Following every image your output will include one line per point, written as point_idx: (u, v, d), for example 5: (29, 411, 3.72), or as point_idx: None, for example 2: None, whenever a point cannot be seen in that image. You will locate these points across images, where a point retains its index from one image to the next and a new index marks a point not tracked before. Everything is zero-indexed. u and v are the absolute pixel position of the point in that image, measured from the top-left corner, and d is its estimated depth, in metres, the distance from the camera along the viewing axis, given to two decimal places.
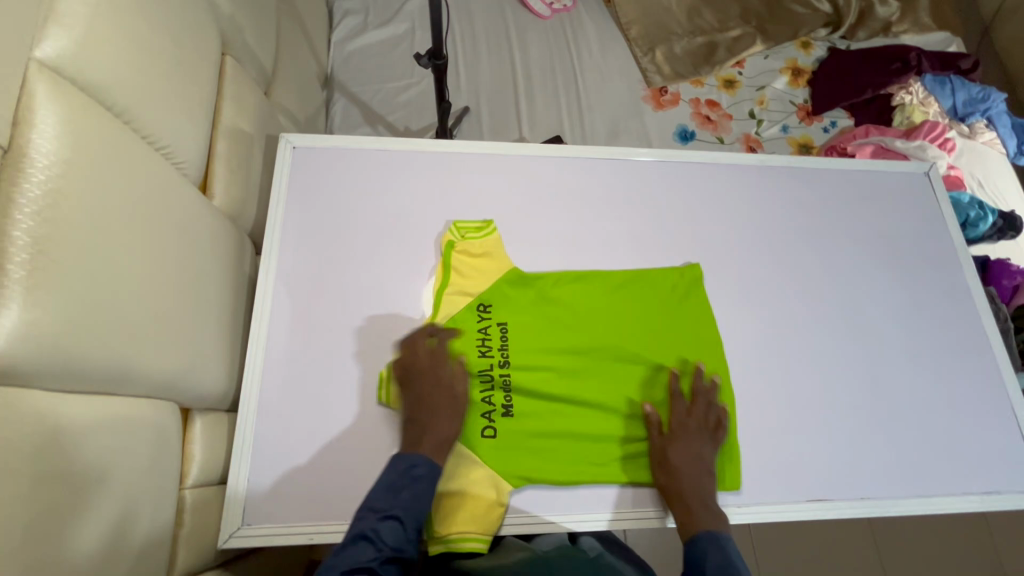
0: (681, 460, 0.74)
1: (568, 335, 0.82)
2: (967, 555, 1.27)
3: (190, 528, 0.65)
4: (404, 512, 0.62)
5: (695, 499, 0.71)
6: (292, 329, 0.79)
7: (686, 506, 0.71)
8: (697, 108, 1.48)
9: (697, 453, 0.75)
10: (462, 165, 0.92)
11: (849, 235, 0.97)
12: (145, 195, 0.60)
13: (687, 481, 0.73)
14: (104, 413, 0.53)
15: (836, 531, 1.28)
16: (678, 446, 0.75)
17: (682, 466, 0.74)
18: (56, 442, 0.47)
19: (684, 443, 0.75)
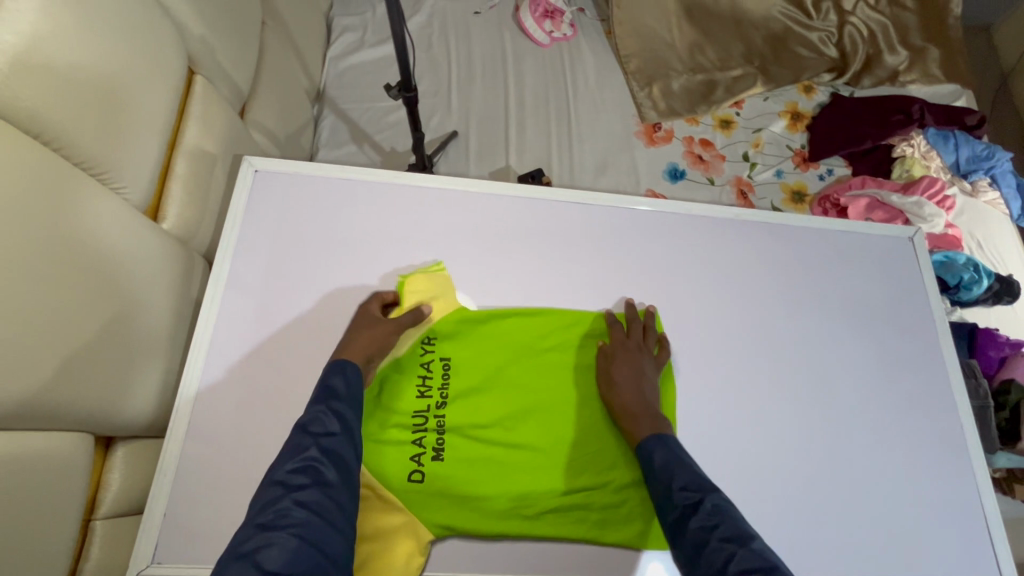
0: (623, 379, 0.78)
1: (508, 373, 0.81)
2: None
3: (94, 562, 0.63)
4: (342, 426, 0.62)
5: (643, 415, 0.74)
6: (231, 357, 0.77)
7: (635, 420, 0.74)
8: (690, 147, 1.46)
9: (640, 372, 0.78)
10: (426, 198, 0.91)
11: (823, 297, 0.93)
12: (71, 221, 0.59)
13: (631, 397, 0.76)
14: (0, 449, 0.52)
15: None
16: (620, 366, 0.79)
17: (625, 382, 0.77)
18: None
19: (625, 366, 0.79)
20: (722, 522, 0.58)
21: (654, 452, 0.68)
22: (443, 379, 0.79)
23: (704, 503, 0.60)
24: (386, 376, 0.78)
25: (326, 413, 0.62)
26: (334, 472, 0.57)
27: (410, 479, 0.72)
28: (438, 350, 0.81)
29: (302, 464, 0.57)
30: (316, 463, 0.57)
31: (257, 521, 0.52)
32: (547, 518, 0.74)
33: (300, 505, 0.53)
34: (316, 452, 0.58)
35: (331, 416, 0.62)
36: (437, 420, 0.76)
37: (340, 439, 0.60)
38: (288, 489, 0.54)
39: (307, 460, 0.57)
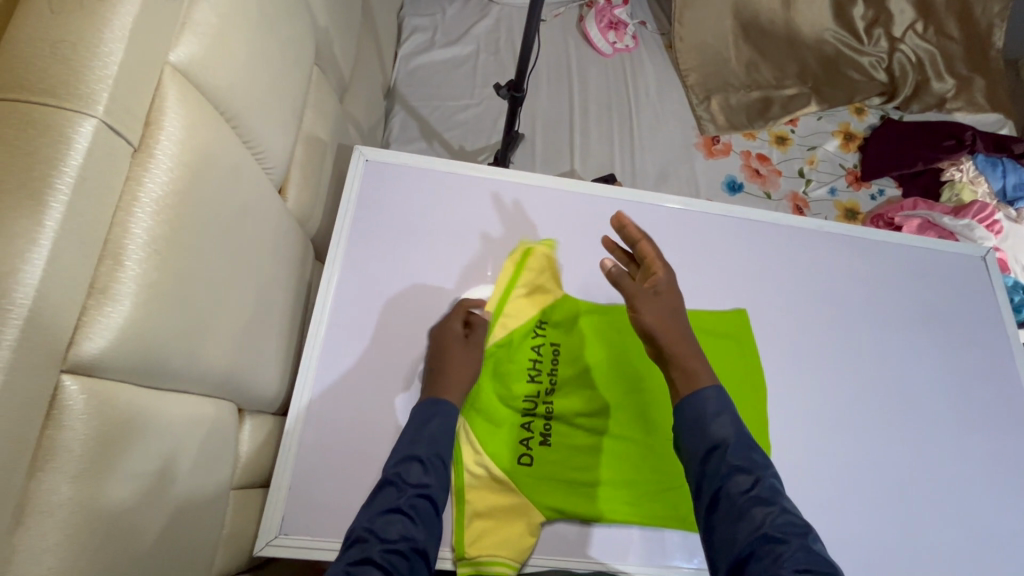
0: (656, 313, 0.65)
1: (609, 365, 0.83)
2: None
3: (230, 532, 0.65)
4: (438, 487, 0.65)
5: (681, 359, 0.63)
6: (347, 341, 0.79)
7: (680, 364, 0.63)
8: (747, 160, 1.50)
9: (672, 311, 0.66)
10: (526, 195, 0.93)
11: (902, 310, 0.97)
12: (241, 196, 0.61)
13: (670, 333, 0.64)
14: (188, 413, 0.54)
15: None
16: (655, 294, 0.67)
17: (660, 313, 0.65)
18: (147, 442, 0.47)
19: (654, 305, 0.66)
20: (778, 506, 0.54)
21: (705, 401, 0.60)
22: (551, 366, 0.82)
23: (760, 483, 0.55)
24: (499, 360, 0.81)
25: (419, 465, 0.66)
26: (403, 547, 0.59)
27: (519, 462, 0.76)
28: (546, 337, 0.84)
29: (390, 516, 0.61)
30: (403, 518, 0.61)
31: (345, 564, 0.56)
32: (649, 504, 0.77)
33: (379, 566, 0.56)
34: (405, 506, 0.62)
35: (420, 472, 0.65)
36: (546, 407, 0.79)
37: (431, 494, 0.64)
38: (376, 541, 0.58)
39: (397, 512, 0.61)
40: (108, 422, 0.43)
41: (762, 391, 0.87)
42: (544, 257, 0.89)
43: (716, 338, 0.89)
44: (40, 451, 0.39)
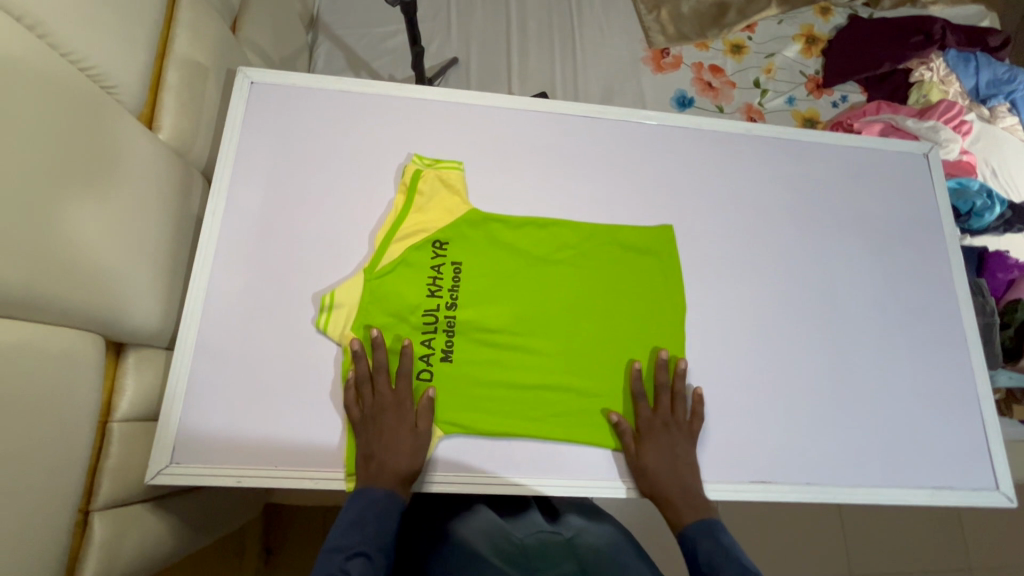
0: (656, 461, 0.72)
1: (522, 280, 0.81)
2: (913, 541, 1.48)
3: (116, 461, 0.65)
4: (386, 495, 0.66)
5: (680, 497, 0.71)
6: (236, 273, 0.77)
7: (670, 505, 0.71)
8: (699, 73, 1.41)
9: (673, 450, 0.73)
10: (426, 112, 0.87)
11: (834, 213, 0.91)
12: (67, 115, 0.57)
13: (671, 480, 0.72)
14: (20, 337, 0.52)
15: (803, 509, 1.46)
16: (655, 449, 0.73)
17: (660, 468, 0.72)
18: None
19: (660, 445, 0.73)
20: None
21: (697, 542, 0.66)
22: (454, 282, 0.80)
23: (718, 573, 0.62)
24: (396, 274, 0.78)
25: (376, 517, 0.64)
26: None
27: (420, 378, 0.75)
28: (449, 253, 0.81)
29: (359, 557, 0.59)
30: (366, 560, 0.60)
31: None
32: (554, 418, 0.76)
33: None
34: (372, 551, 0.61)
35: (382, 510, 0.65)
36: (447, 320, 0.77)
37: (382, 502, 0.65)
38: None
39: (357, 534, 0.62)
40: None
41: (680, 308, 0.83)
42: (434, 180, 0.82)
43: (632, 250, 0.85)
44: None
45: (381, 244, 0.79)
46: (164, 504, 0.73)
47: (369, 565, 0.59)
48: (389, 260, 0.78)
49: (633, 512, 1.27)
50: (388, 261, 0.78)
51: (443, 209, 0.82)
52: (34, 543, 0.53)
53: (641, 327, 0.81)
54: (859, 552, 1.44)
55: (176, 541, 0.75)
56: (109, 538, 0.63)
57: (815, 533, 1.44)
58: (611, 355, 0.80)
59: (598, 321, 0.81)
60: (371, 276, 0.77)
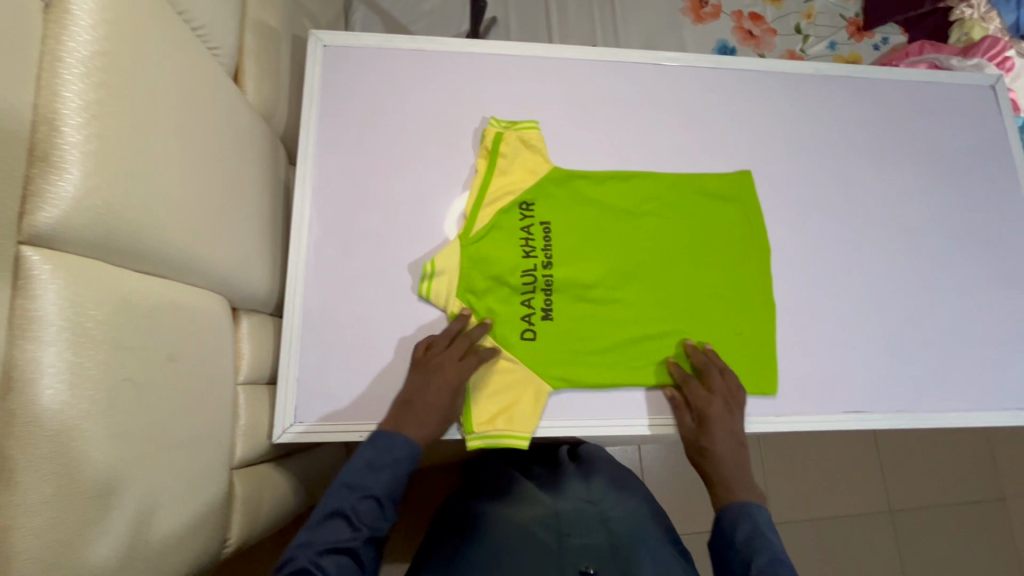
0: (722, 445, 0.72)
1: (620, 243, 0.80)
2: (952, 469, 1.54)
3: (247, 422, 0.67)
4: (407, 451, 0.66)
5: (730, 479, 0.71)
6: (333, 237, 0.77)
7: (725, 487, 0.71)
8: (739, 22, 1.39)
9: (734, 437, 0.72)
10: (501, 67, 0.87)
11: (905, 150, 0.92)
12: (189, 76, 0.57)
13: (728, 466, 0.71)
14: (184, 297, 0.53)
15: (848, 443, 1.51)
16: (717, 434, 0.72)
17: (726, 454, 0.71)
18: (144, 318, 0.47)
19: (722, 430, 0.72)
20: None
21: (737, 524, 0.68)
22: (545, 241, 0.78)
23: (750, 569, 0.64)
24: (489, 239, 0.77)
25: (393, 467, 0.65)
26: (367, 566, 0.61)
27: (522, 338, 0.75)
28: (537, 214, 0.79)
29: (365, 500, 0.63)
30: (376, 504, 0.64)
31: (314, 546, 0.59)
32: (657, 370, 0.77)
33: (356, 563, 0.60)
34: (382, 497, 0.64)
35: (399, 459, 0.65)
36: (545, 279, 0.77)
37: (401, 460, 0.65)
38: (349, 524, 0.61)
39: (369, 485, 0.64)
40: (92, 287, 0.42)
41: (766, 251, 0.83)
42: (517, 141, 0.81)
43: (715, 197, 0.85)
44: (17, 321, 0.38)
45: (471, 212, 0.78)
46: (284, 463, 0.76)
47: (376, 510, 0.63)
48: (482, 225, 0.77)
49: None
50: (481, 227, 0.77)
51: (526, 169, 0.80)
52: (202, 497, 0.55)
53: (730, 272, 0.82)
54: (898, 480, 1.51)
55: (296, 497, 0.77)
56: (248, 494, 0.65)
57: (860, 471, 1.50)
58: (704, 300, 0.80)
59: (692, 279, 0.81)
60: (467, 242, 0.76)
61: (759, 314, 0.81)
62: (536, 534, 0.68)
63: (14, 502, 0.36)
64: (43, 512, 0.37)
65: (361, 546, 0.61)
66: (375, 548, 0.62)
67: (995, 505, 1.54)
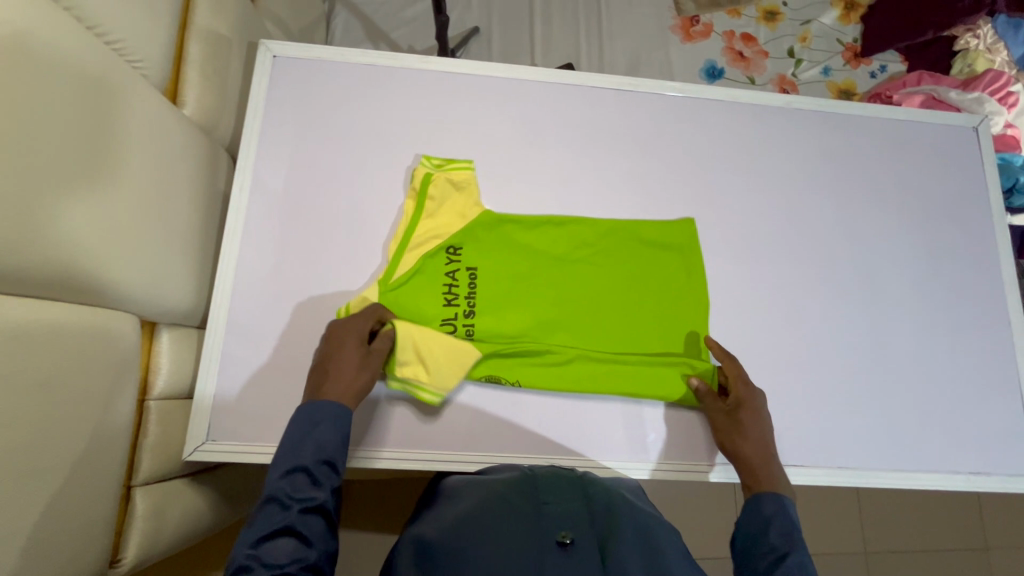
0: (757, 431, 0.71)
1: (549, 289, 0.78)
2: (934, 519, 1.48)
3: (155, 438, 0.66)
4: (327, 415, 0.62)
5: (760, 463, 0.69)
6: (264, 252, 0.76)
7: (754, 471, 0.68)
8: (730, 42, 1.35)
9: (762, 428, 0.71)
10: (453, 86, 0.84)
11: (874, 192, 0.88)
12: (99, 93, 0.56)
13: (757, 448, 0.70)
14: (70, 319, 0.53)
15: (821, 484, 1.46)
16: (748, 417, 0.71)
17: (753, 434, 0.70)
18: (9, 341, 0.46)
19: (754, 415, 0.71)
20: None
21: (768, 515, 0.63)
22: (470, 289, 0.77)
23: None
24: (411, 285, 0.75)
25: (322, 431, 0.60)
26: (317, 543, 0.53)
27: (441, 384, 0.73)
28: (463, 258, 0.77)
29: (297, 474, 0.57)
30: (308, 474, 0.57)
31: (257, 531, 0.52)
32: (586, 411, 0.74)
33: (301, 539, 0.52)
34: (314, 464, 0.58)
35: (323, 423, 0.61)
36: (466, 329, 0.75)
37: (325, 426, 0.61)
38: (288, 501, 0.54)
39: (301, 459, 0.58)
40: None
41: (705, 305, 0.80)
42: (446, 183, 0.78)
43: (657, 244, 0.81)
44: None
45: (394, 254, 0.75)
46: (202, 479, 0.75)
47: (312, 480, 0.57)
48: (404, 271, 0.75)
49: (654, 489, 1.28)
50: (403, 271, 0.75)
51: (455, 212, 0.78)
52: (80, 516, 0.54)
53: (665, 323, 0.79)
54: (873, 525, 1.45)
55: (214, 513, 0.77)
56: (150, 512, 0.65)
57: (832, 512, 1.44)
58: (633, 359, 0.76)
59: (625, 325, 0.78)
60: (386, 288, 0.74)
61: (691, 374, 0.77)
62: (511, 506, 0.62)
63: None
64: None
65: (297, 521, 0.53)
66: (320, 520, 0.54)
67: (976, 560, 1.47)
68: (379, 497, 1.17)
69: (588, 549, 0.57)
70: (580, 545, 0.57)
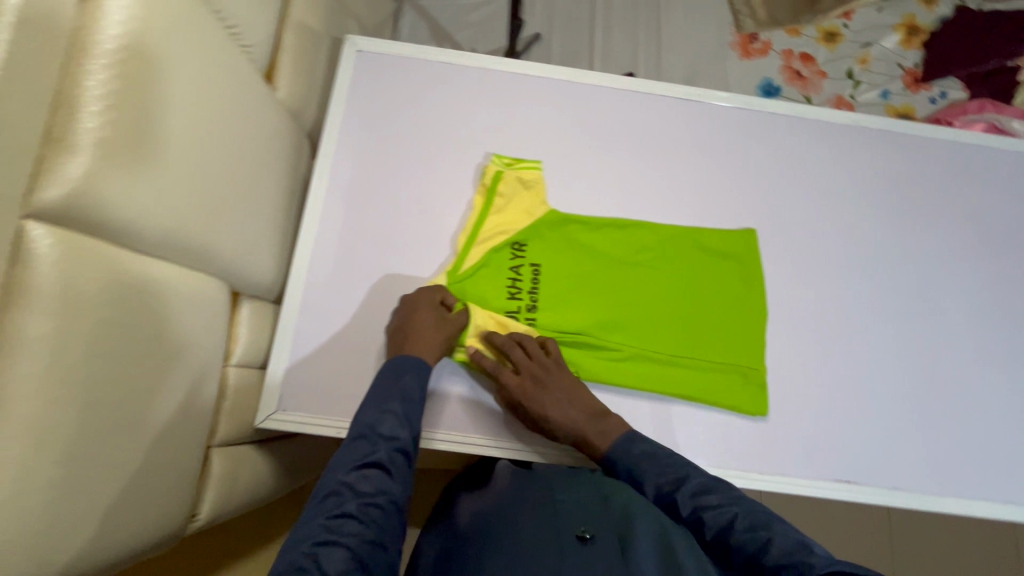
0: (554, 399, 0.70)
1: (611, 288, 0.80)
2: None
3: (232, 403, 0.69)
4: (414, 374, 0.67)
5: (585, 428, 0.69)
6: (339, 235, 0.80)
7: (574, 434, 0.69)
8: (788, 61, 1.36)
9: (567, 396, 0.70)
10: (526, 87, 0.87)
11: (938, 215, 0.88)
12: (216, 71, 0.60)
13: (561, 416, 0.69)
14: (179, 281, 0.56)
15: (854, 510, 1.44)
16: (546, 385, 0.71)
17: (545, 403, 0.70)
18: (134, 295, 0.49)
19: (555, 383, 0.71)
20: (733, 535, 0.54)
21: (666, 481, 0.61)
22: (533, 284, 0.79)
23: (708, 516, 0.57)
24: (477, 277, 0.77)
25: (408, 384, 0.65)
26: (399, 479, 0.58)
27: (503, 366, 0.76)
28: (528, 254, 0.79)
29: (386, 417, 0.61)
30: (395, 418, 0.61)
31: (349, 462, 0.57)
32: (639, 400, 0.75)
33: (387, 473, 0.57)
34: (403, 412, 0.62)
35: (411, 378, 0.66)
36: (528, 323, 0.77)
37: (410, 382, 0.66)
38: (378, 439, 0.59)
39: (389, 406, 0.63)
40: (87, 265, 0.44)
41: (764, 316, 0.80)
42: (515, 181, 0.80)
43: (720, 253, 0.82)
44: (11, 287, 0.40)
45: (463, 247, 0.78)
46: (265, 448, 0.78)
47: (399, 423, 0.61)
48: (472, 262, 0.77)
49: None
50: (471, 263, 0.77)
51: (523, 210, 0.80)
52: (172, 469, 0.57)
53: (724, 332, 0.79)
54: None
55: (273, 481, 0.80)
56: (223, 473, 0.68)
57: None
58: (691, 364, 0.77)
59: (684, 329, 0.79)
60: (454, 279, 0.76)
61: (747, 385, 0.77)
62: (530, 515, 0.67)
63: None
64: (6, 464, 0.39)
65: (385, 457, 0.58)
66: (403, 459, 0.59)
67: None
68: (414, 484, 1.19)
69: (606, 543, 0.60)
70: (599, 539, 0.61)
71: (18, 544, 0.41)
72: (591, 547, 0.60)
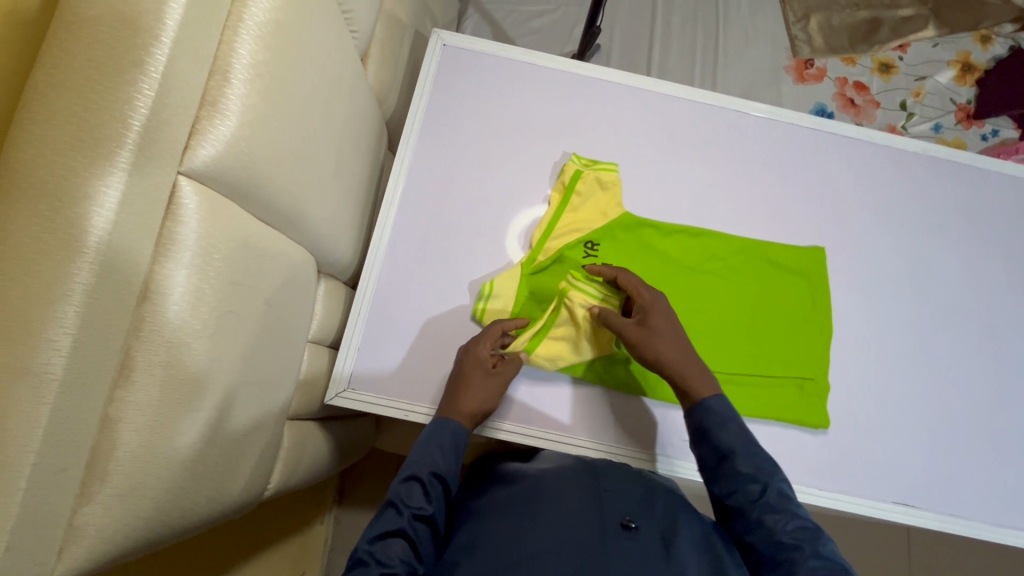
0: (667, 335, 0.69)
1: (680, 293, 0.81)
2: None
3: (306, 377, 0.70)
4: (449, 434, 0.66)
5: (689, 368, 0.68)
6: (416, 222, 0.81)
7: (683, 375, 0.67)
8: (842, 89, 1.37)
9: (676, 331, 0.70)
10: (604, 93, 0.89)
11: (1001, 248, 0.89)
12: (330, 50, 0.61)
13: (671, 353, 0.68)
14: (285, 251, 0.57)
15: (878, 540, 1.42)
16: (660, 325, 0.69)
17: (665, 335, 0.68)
18: (255, 260, 0.50)
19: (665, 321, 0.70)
20: (788, 514, 0.58)
21: (727, 436, 0.63)
22: None
23: (769, 487, 0.60)
24: (549, 272, 0.79)
25: (439, 449, 0.65)
26: (422, 554, 0.57)
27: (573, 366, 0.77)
28: (600, 254, 0.81)
29: (412, 485, 0.61)
30: (422, 488, 0.61)
31: (376, 529, 0.57)
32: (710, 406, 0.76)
33: (410, 545, 0.57)
34: (429, 478, 0.62)
35: (445, 440, 0.66)
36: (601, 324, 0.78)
37: (442, 445, 0.65)
38: (404, 507, 0.59)
39: (416, 475, 0.62)
40: (223, 224, 0.45)
41: (829, 333, 0.81)
42: (593, 181, 0.82)
43: (789, 269, 0.83)
44: (162, 239, 0.41)
45: (538, 242, 0.79)
46: (325, 426, 0.79)
47: (426, 493, 0.61)
48: (545, 258, 0.79)
49: None
50: (544, 259, 0.79)
51: (598, 210, 0.82)
52: (264, 437, 0.58)
53: (789, 344, 0.80)
54: None
55: (329, 460, 0.80)
56: (294, 446, 0.69)
57: None
58: (757, 374, 0.78)
59: (752, 340, 0.80)
60: (527, 272, 0.78)
61: (809, 400, 0.78)
62: (572, 489, 0.65)
63: (126, 398, 0.39)
64: (145, 411, 0.40)
65: (410, 529, 0.58)
66: (425, 533, 0.59)
67: None
68: None
69: (649, 539, 0.60)
70: (642, 531, 0.60)
71: (154, 491, 0.41)
72: (633, 537, 0.59)
